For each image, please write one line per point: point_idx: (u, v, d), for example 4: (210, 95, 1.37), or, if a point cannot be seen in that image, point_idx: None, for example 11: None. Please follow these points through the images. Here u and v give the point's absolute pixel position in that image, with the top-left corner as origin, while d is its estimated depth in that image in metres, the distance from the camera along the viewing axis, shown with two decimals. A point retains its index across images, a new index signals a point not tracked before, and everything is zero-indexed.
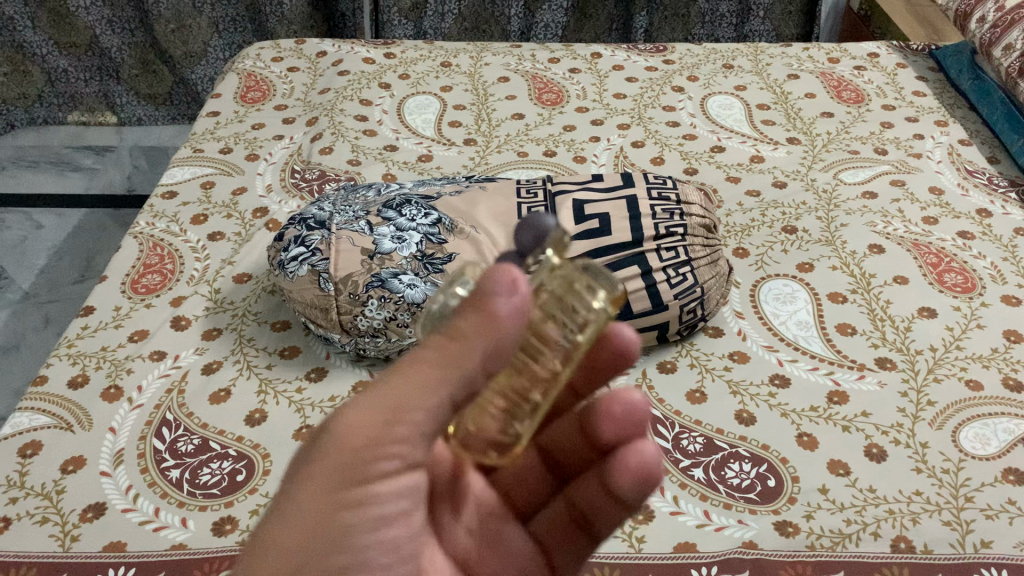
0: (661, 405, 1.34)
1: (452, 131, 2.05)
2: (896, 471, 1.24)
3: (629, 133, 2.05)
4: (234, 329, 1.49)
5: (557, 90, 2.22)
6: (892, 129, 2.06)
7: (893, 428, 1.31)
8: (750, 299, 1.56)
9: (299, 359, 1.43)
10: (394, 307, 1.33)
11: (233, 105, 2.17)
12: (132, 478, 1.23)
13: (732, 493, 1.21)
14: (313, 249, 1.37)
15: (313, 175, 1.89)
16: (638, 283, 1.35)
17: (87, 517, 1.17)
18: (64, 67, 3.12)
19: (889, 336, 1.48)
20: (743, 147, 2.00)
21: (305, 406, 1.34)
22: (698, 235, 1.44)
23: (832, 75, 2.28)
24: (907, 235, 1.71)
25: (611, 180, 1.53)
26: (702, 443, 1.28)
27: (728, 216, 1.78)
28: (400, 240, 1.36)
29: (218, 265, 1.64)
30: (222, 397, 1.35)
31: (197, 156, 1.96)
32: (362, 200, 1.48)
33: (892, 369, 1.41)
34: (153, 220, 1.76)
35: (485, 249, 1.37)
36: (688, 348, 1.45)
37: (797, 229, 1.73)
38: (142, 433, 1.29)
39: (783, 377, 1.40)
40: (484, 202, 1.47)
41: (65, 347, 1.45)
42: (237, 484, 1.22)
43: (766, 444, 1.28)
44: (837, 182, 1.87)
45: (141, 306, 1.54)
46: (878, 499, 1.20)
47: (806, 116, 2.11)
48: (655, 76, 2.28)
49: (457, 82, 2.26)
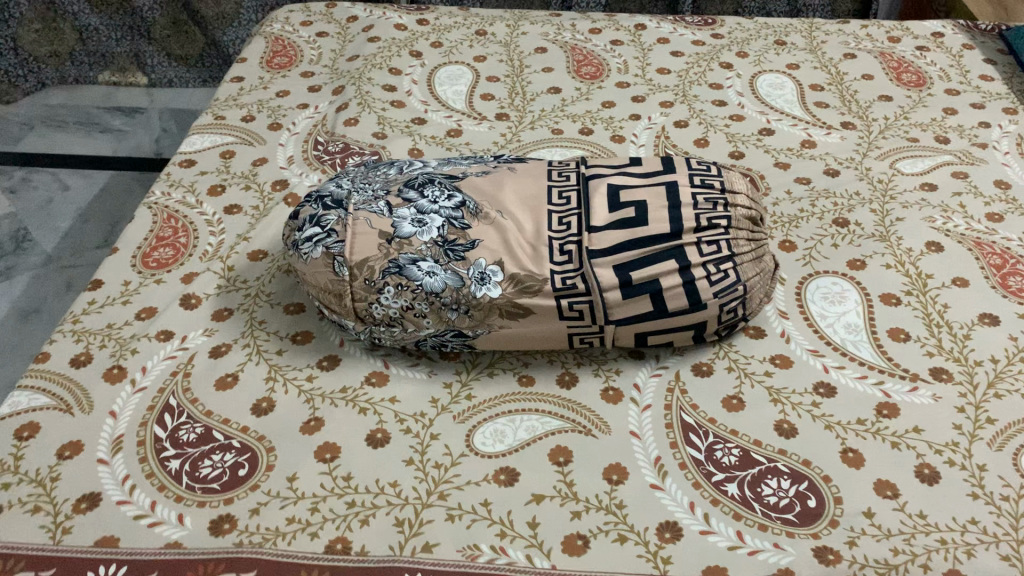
0: (695, 412, 1.24)
1: (485, 105, 1.95)
2: (950, 496, 1.14)
3: (672, 112, 1.93)
4: (245, 310, 1.42)
5: (597, 63, 2.11)
6: (955, 116, 1.92)
7: (947, 447, 1.20)
8: (795, 297, 1.45)
9: (311, 345, 1.35)
10: (411, 296, 1.25)
11: (259, 70, 2.08)
12: (129, 467, 1.16)
13: (769, 514, 1.11)
14: (328, 230, 1.29)
15: (337, 148, 1.81)
16: (675, 279, 1.25)
17: (81, 508, 1.11)
18: (96, 25, 3.05)
19: (946, 344, 1.36)
20: (794, 130, 1.87)
21: (314, 396, 1.26)
22: (742, 228, 1.33)
23: (892, 56, 2.13)
24: (968, 233, 1.58)
25: (650, 164, 1.43)
26: (738, 456, 1.18)
27: (775, 205, 1.66)
28: (421, 224, 1.28)
29: (233, 240, 1.56)
30: (229, 383, 1.28)
31: (219, 124, 1.89)
32: (383, 178, 1.39)
33: (948, 381, 1.30)
34: (169, 190, 1.69)
35: (510, 236, 1.28)
36: (726, 350, 1.35)
37: (849, 222, 1.61)
38: (143, 419, 1.23)
39: (828, 386, 1.29)
40: (513, 184, 1.37)
41: (70, 323, 1.39)
42: (238, 479, 1.14)
43: (808, 460, 1.18)
44: (893, 171, 1.75)
45: (151, 281, 1.47)
46: (929, 527, 1.10)
47: (861, 99, 1.98)
48: (701, 51, 2.15)
49: (492, 51, 2.15)
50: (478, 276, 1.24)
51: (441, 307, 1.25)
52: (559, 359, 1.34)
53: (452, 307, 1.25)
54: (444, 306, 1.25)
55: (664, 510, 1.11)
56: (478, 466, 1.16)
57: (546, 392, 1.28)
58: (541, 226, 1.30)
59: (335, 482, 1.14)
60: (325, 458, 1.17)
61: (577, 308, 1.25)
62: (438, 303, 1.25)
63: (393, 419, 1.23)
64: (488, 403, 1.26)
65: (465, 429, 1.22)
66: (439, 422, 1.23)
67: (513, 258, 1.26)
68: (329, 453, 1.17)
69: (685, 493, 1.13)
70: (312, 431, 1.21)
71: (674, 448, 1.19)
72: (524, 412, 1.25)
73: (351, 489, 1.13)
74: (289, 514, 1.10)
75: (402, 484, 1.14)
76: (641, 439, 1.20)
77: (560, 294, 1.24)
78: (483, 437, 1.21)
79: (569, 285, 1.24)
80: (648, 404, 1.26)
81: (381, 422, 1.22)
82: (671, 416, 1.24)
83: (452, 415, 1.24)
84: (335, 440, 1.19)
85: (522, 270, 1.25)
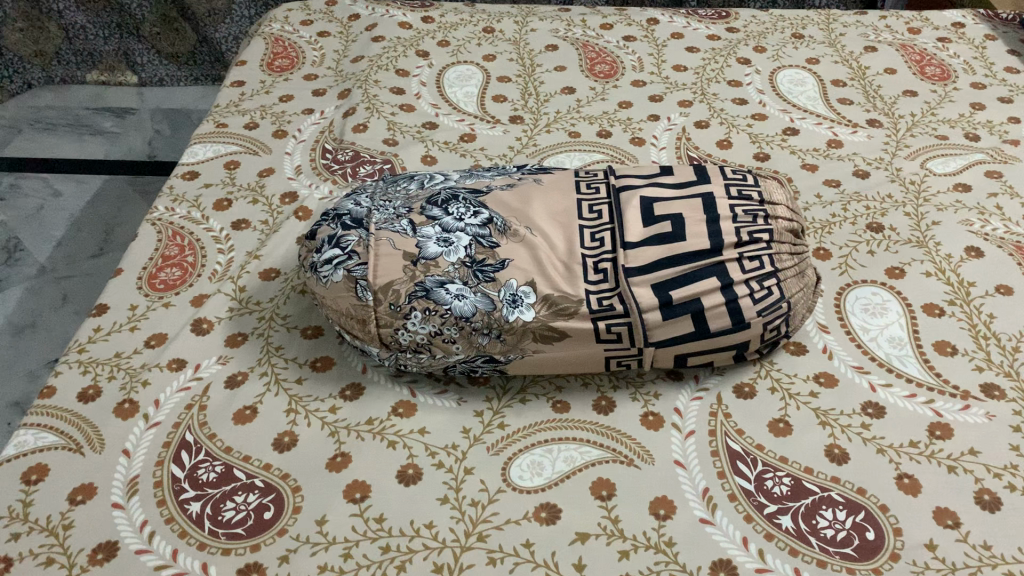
0: (741, 438, 1.19)
1: (497, 107, 1.88)
2: (1014, 525, 1.08)
3: (692, 112, 1.86)
4: (260, 335, 1.35)
5: (610, 60, 2.03)
6: (984, 111, 1.85)
7: (1006, 470, 1.15)
8: (835, 309, 1.39)
9: (332, 373, 1.28)
10: (440, 321, 1.17)
11: (259, 74, 2.00)
12: (147, 512, 1.10)
13: (827, 548, 1.06)
14: (349, 252, 1.21)
15: (346, 157, 1.73)
16: (717, 298, 1.18)
17: (98, 559, 1.04)
18: (82, 24, 2.92)
19: (995, 357, 1.30)
20: (819, 129, 1.81)
21: (339, 429, 1.20)
22: (784, 242, 1.27)
23: (913, 48, 2.07)
24: (1007, 237, 1.52)
25: (683, 173, 1.35)
26: (789, 486, 1.13)
27: (806, 210, 1.60)
28: (447, 243, 1.20)
29: (243, 258, 1.49)
30: (247, 417, 1.21)
31: (221, 132, 1.81)
32: (403, 194, 1.32)
33: (1002, 399, 1.24)
34: (173, 205, 1.62)
35: (542, 255, 1.20)
36: (768, 368, 1.29)
37: (883, 227, 1.55)
38: (159, 457, 1.16)
39: (876, 406, 1.23)
40: (541, 198, 1.30)
41: (76, 353, 1.32)
42: (264, 523, 1.08)
43: (862, 488, 1.13)
44: (925, 172, 1.68)
45: (160, 305, 1.40)
46: (995, 559, 1.05)
47: (886, 95, 1.91)
48: (717, 47, 2.08)
49: (501, 50, 2.07)
50: (510, 298, 1.17)
51: (472, 332, 1.18)
52: (594, 382, 1.28)
53: (483, 331, 1.18)
54: (475, 331, 1.18)
55: (717, 546, 1.06)
56: (517, 503, 1.10)
57: (583, 419, 1.22)
58: (574, 243, 1.23)
59: (368, 525, 1.08)
60: (355, 498, 1.11)
61: (615, 331, 1.18)
62: (468, 328, 1.17)
63: (424, 453, 1.16)
64: (523, 432, 1.20)
65: (501, 461, 1.16)
66: (472, 454, 1.17)
67: (546, 278, 1.18)
68: (359, 493, 1.11)
69: (736, 527, 1.08)
70: (339, 468, 1.14)
71: (722, 478, 1.14)
72: (562, 441, 1.19)
73: (384, 532, 1.07)
74: (321, 561, 1.04)
75: (438, 525, 1.08)
76: (687, 469, 1.15)
77: (597, 316, 1.17)
78: (520, 470, 1.15)
79: (606, 306, 1.17)
80: (691, 430, 1.20)
81: (411, 457, 1.16)
82: (716, 443, 1.18)
83: (486, 446, 1.18)
84: (364, 477, 1.13)
85: (556, 290, 1.18)
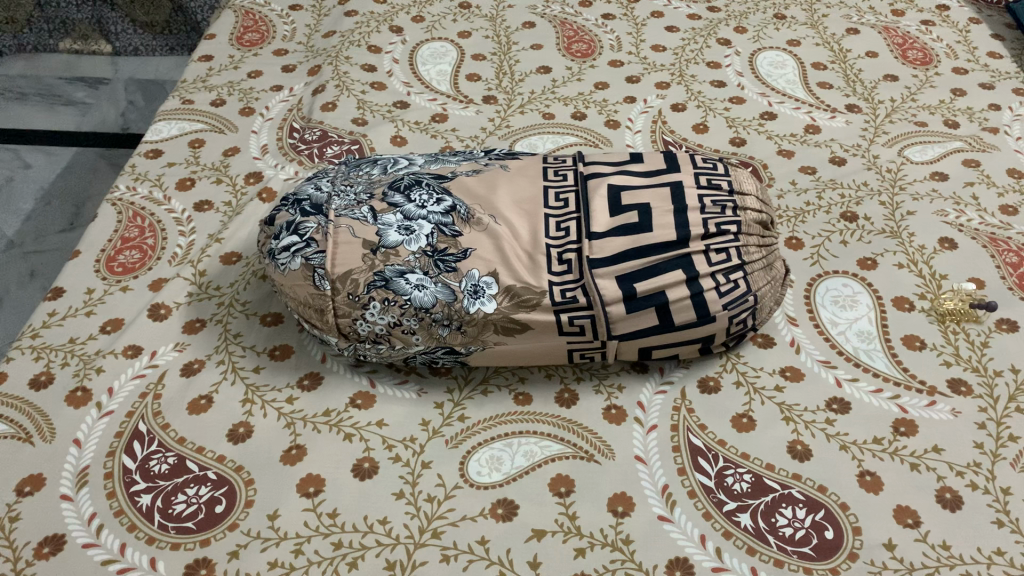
0: (703, 434, 1.18)
1: (471, 86, 1.84)
2: (974, 525, 1.07)
3: (669, 94, 1.83)
4: (219, 321, 1.32)
5: (588, 39, 1.99)
6: (964, 97, 1.81)
7: (968, 469, 1.13)
8: (805, 301, 1.37)
9: (290, 362, 1.26)
10: (398, 312, 1.14)
11: (228, 48, 1.95)
12: (96, 505, 1.07)
13: (785, 548, 1.04)
14: (307, 239, 1.17)
15: (313, 136, 1.70)
16: (683, 290, 1.15)
17: (43, 553, 1.03)
18: None
19: (964, 352, 1.28)
20: (797, 114, 1.77)
21: (295, 420, 1.18)
22: (753, 234, 1.23)
23: (896, 31, 2.03)
24: (982, 228, 1.49)
25: (653, 161, 1.30)
26: (750, 483, 1.12)
27: (779, 198, 1.58)
28: (408, 231, 1.16)
29: (205, 241, 1.46)
30: (202, 407, 1.19)
31: (186, 109, 1.76)
32: (365, 179, 1.28)
33: (968, 395, 1.22)
34: (135, 184, 1.58)
35: (506, 244, 1.16)
36: (734, 361, 1.28)
37: (857, 216, 1.52)
38: (110, 448, 1.14)
39: (841, 401, 1.22)
40: (507, 184, 1.25)
41: (29, 338, 1.29)
42: (215, 518, 1.06)
43: (823, 485, 1.11)
44: (902, 159, 1.65)
45: (117, 289, 1.37)
46: (954, 559, 1.04)
47: (866, 79, 1.87)
48: (698, 26, 2.05)
49: (477, 26, 2.03)
50: (471, 288, 1.13)
51: (432, 323, 1.15)
52: (557, 374, 1.26)
53: (444, 323, 1.15)
54: (435, 322, 1.15)
55: (673, 544, 1.05)
56: (474, 499, 1.09)
57: (543, 412, 1.21)
58: (538, 232, 1.18)
59: (320, 520, 1.07)
60: (309, 493, 1.10)
61: (578, 323, 1.15)
62: (428, 319, 1.15)
63: (382, 446, 1.16)
64: (483, 425, 1.19)
65: (458, 456, 1.15)
66: (430, 448, 1.16)
67: (509, 270, 1.14)
68: (313, 487, 1.10)
69: (695, 524, 1.07)
70: (294, 461, 1.13)
71: (683, 475, 1.12)
72: (522, 435, 1.18)
73: (337, 528, 1.06)
74: (272, 557, 1.03)
75: (392, 521, 1.07)
76: (647, 464, 1.14)
77: (560, 309, 1.14)
78: (478, 465, 1.13)
79: (570, 298, 1.13)
80: (654, 425, 1.19)
81: (368, 450, 1.15)
82: (678, 438, 1.17)
83: (445, 440, 1.17)
84: (319, 471, 1.12)
85: (518, 282, 1.14)
